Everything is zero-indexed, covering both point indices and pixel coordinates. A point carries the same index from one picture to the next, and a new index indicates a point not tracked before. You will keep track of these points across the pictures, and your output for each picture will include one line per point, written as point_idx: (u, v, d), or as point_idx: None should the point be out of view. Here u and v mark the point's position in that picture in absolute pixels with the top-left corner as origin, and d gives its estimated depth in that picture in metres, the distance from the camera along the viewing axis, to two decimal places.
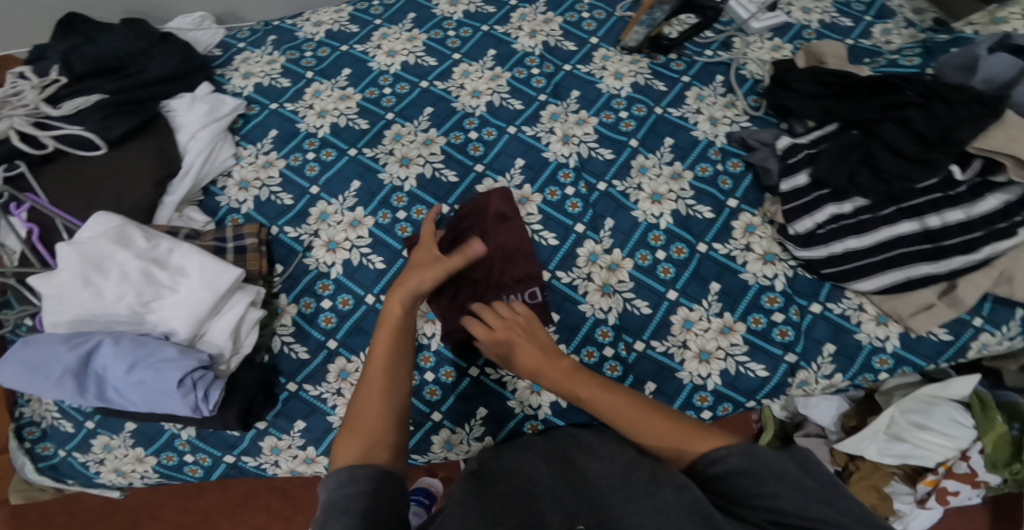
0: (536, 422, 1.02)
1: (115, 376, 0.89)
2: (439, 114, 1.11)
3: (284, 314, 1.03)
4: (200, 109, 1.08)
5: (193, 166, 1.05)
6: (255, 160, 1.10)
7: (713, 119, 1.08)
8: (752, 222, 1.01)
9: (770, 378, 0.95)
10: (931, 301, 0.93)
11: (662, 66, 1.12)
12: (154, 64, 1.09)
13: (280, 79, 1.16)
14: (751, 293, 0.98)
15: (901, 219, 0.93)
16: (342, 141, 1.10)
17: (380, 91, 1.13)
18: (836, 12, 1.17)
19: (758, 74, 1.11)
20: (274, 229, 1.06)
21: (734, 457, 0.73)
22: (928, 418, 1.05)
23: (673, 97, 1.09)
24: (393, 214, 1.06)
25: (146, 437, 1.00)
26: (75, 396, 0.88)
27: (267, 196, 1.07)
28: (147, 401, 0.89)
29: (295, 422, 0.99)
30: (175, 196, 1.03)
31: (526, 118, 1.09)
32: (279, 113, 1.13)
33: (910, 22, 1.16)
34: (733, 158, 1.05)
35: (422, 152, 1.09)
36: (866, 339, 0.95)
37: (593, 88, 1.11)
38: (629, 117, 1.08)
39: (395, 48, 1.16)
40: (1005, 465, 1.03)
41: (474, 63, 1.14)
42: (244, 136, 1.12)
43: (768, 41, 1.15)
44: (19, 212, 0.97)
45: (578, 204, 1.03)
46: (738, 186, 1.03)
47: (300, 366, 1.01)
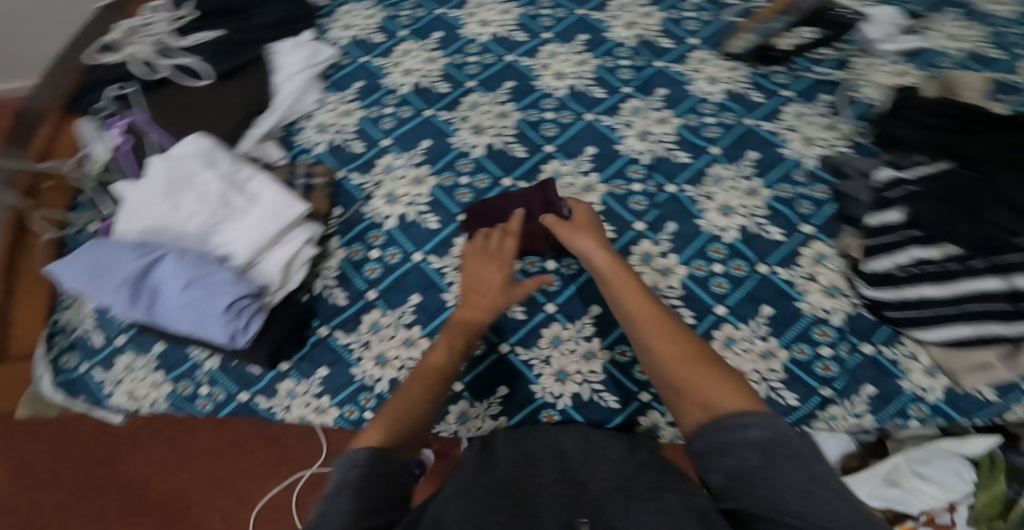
0: (553, 411, 1.06)
1: (169, 292, 0.88)
2: (520, 89, 1.11)
3: (332, 257, 1.04)
4: (300, 54, 1.11)
5: (282, 105, 1.08)
6: (337, 107, 1.11)
7: (808, 139, 1.04)
8: (823, 252, 0.98)
9: (800, 408, 0.93)
10: (990, 361, 0.88)
11: (766, 78, 1.09)
12: (265, 9, 1.13)
13: (374, 35, 1.17)
14: (803, 323, 0.95)
15: (988, 275, 0.87)
16: (421, 101, 1.10)
17: (465, 58, 1.13)
18: (989, 43, 1.10)
19: (874, 98, 1.06)
20: (340, 173, 1.07)
21: (755, 430, 0.71)
22: (929, 468, 1.04)
23: (767, 110, 1.07)
24: (456, 178, 1.06)
25: (169, 362, 1.00)
26: (126, 305, 0.88)
27: (341, 141, 1.09)
28: (191, 322, 0.88)
29: (318, 368, 0.99)
30: (260, 128, 1.05)
31: (606, 107, 1.08)
32: (367, 68, 1.14)
33: None
34: (820, 184, 1.02)
35: (496, 124, 1.09)
36: (908, 386, 0.92)
37: (682, 88, 1.09)
38: (716, 124, 1.06)
39: (488, 20, 1.17)
40: (987, 521, 1.05)
41: (563, 45, 1.13)
42: (333, 82, 1.14)
43: (893, 65, 1.09)
44: (117, 125, 1.03)
45: (642, 201, 1.03)
46: (817, 213, 1.00)
47: (336, 311, 1.01)
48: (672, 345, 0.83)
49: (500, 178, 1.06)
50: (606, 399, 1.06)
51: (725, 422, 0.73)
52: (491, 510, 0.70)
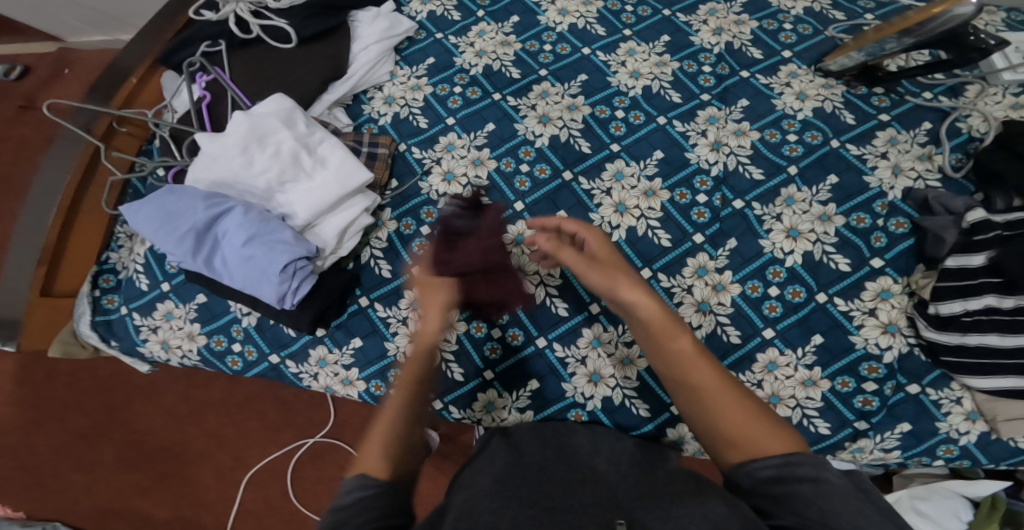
0: (581, 411, 1.04)
1: (231, 245, 0.90)
2: (592, 84, 1.08)
3: (383, 228, 1.01)
4: (379, 24, 1.10)
5: (357, 73, 1.07)
6: (407, 82, 1.09)
7: (897, 168, 1.00)
8: (889, 288, 0.96)
9: (830, 436, 0.93)
10: None
11: (862, 100, 1.05)
12: None
13: (453, 12, 1.14)
14: (853, 356, 0.95)
15: None
16: (490, 84, 1.08)
17: (540, 46, 1.11)
18: None
19: (978, 130, 1.01)
20: (401, 146, 1.05)
21: (804, 467, 0.69)
22: (928, 505, 1.05)
23: (860, 134, 1.03)
24: (516, 165, 1.04)
25: (208, 315, 0.98)
26: (188, 253, 0.89)
27: (406, 115, 1.07)
28: (244, 278, 0.89)
29: (353, 338, 0.97)
30: (333, 95, 1.06)
31: (680, 113, 1.06)
32: (441, 44, 1.12)
33: None
34: (900, 217, 0.99)
35: (564, 115, 1.06)
36: (945, 428, 0.92)
37: (767, 102, 1.05)
38: (798, 143, 1.03)
39: (568, 8, 1.14)
40: None
41: (643, 44, 1.11)
42: (404, 57, 1.12)
43: (1007, 97, 1.03)
44: (201, 80, 1.03)
45: (705, 214, 1.02)
46: (891, 247, 0.97)
47: (379, 283, 0.99)
48: (710, 382, 0.76)
49: (562, 171, 1.04)
50: (637, 407, 1.03)
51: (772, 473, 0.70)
52: (534, 503, 0.70)
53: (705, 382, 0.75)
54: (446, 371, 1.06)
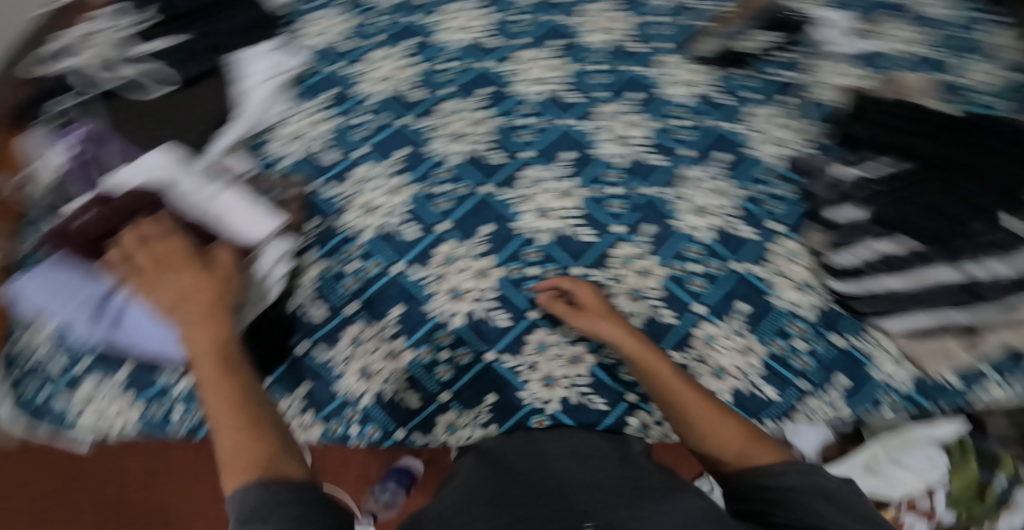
0: (542, 416, 1.01)
1: (135, 313, 0.91)
2: (499, 95, 1.13)
3: (309, 269, 1.03)
4: (265, 63, 1.14)
5: (253, 112, 1.10)
6: (311, 114, 1.13)
7: (779, 142, 1.08)
8: (794, 249, 1.01)
9: (779, 401, 0.96)
10: (949, 347, 0.93)
11: (732, 80, 1.13)
12: (232, 11, 1.17)
13: (345, 43, 1.19)
14: (775, 317, 0.99)
15: (941, 264, 0.88)
16: (398, 110, 1.12)
17: (441, 65, 1.16)
18: (940, 46, 1.14)
19: (833, 102, 1.09)
20: (311, 186, 1.07)
21: (789, 473, 0.66)
22: (905, 454, 0.96)
23: (736, 112, 1.10)
24: (433, 187, 1.07)
25: (140, 383, 0.96)
26: (89, 323, 0.92)
27: (314, 150, 1.10)
28: (159, 342, 0.91)
29: (300, 384, 0.99)
30: (231, 136, 1.06)
31: (582, 112, 1.11)
32: (335, 77, 1.16)
33: (1012, 63, 1.10)
34: (790, 184, 1.05)
35: (477, 131, 1.10)
36: (880, 376, 0.95)
37: (655, 93, 1.13)
38: (692, 128, 1.10)
39: (469, 25, 1.20)
40: (965, 504, 0.98)
41: (542, 50, 1.16)
42: (307, 87, 1.16)
43: (847, 69, 1.12)
44: (67, 135, 1.03)
45: (623, 205, 1.06)
46: (787, 212, 1.03)
47: (317, 326, 1.01)
48: (688, 397, 0.82)
49: (479, 186, 1.07)
50: (596, 402, 1.02)
51: (755, 474, 0.68)
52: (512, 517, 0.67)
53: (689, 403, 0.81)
54: (399, 401, 1.00)
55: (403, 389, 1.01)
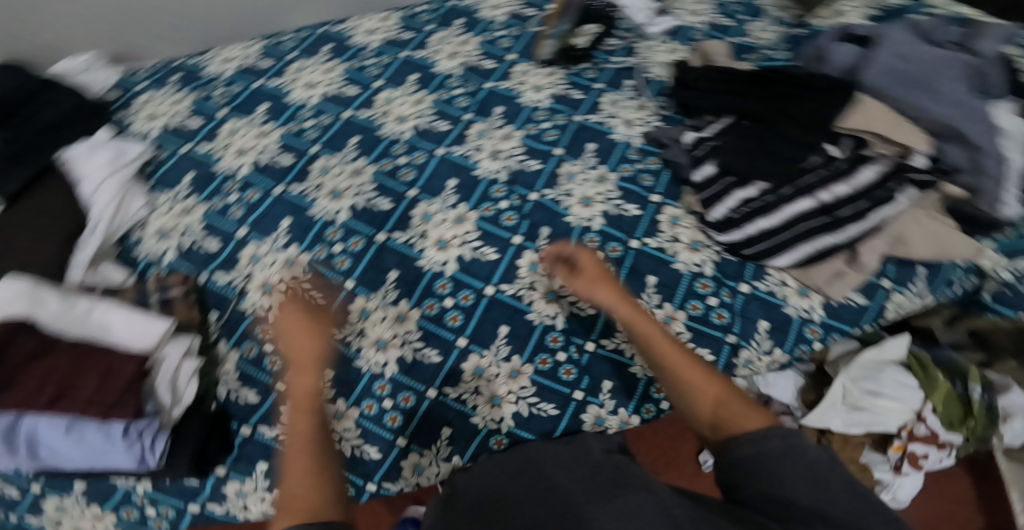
0: (500, 436, 1.02)
1: (50, 436, 0.87)
2: (367, 142, 1.15)
3: (225, 361, 1.02)
4: (102, 156, 1.10)
5: (102, 220, 1.05)
6: (172, 208, 1.12)
7: (628, 121, 1.15)
8: (676, 214, 1.07)
9: (717, 360, 0.99)
10: (840, 269, 0.99)
11: (580, 76, 1.19)
12: (44, 110, 1.12)
13: (189, 119, 1.21)
14: (684, 281, 1.03)
15: (798, 197, 0.98)
16: (268, 180, 1.13)
17: (301, 125, 1.18)
18: (719, 14, 1.28)
19: (664, 76, 1.19)
20: (203, 277, 1.07)
21: (773, 439, 0.72)
22: (877, 384, 1.16)
23: (590, 104, 1.16)
24: (329, 248, 1.08)
25: (100, 493, 0.97)
26: (7, 457, 0.87)
27: (189, 244, 1.09)
28: (88, 456, 0.88)
29: (257, 464, 0.97)
30: (87, 251, 1.02)
31: (453, 138, 1.14)
32: (191, 156, 1.16)
33: (780, 20, 1.26)
34: (651, 156, 1.11)
35: (352, 184, 1.12)
36: (794, 311, 1.01)
37: (514, 102, 1.17)
38: (552, 127, 1.14)
39: (314, 81, 1.22)
40: (960, 422, 1.17)
41: (396, 89, 1.20)
42: (158, 179, 1.15)
43: (665, 44, 1.23)
44: None
45: (513, 216, 1.09)
46: (659, 183, 1.09)
47: (252, 409, 1.00)
48: (681, 363, 0.85)
49: (374, 235, 1.09)
50: (545, 409, 1.03)
51: (741, 441, 0.73)
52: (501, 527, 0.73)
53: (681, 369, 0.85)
54: (361, 456, 1.01)
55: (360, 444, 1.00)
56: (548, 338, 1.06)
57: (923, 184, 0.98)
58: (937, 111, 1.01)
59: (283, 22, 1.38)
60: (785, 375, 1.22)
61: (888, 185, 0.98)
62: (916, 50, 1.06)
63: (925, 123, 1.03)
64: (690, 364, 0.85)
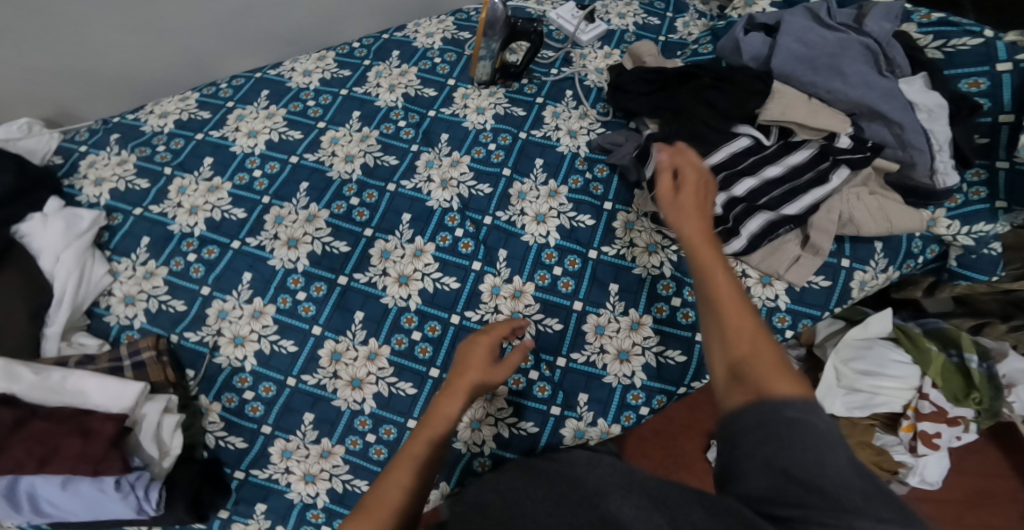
0: (484, 458, 1.02)
1: (48, 492, 0.87)
2: (316, 187, 1.14)
3: (209, 412, 1.01)
4: (55, 227, 1.03)
5: (66, 293, 1.00)
6: (134, 273, 1.08)
7: (572, 132, 1.16)
8: (629, 219, 1.10)
9: (689, 360, 1.04)
10: (796, 254, 0.98)
11: (518, 92, 1.20)
12: None
13: (137, 180, 1.14)
14: (647, 284, 1.06)
15: (743, 186, 0.99)
16: (223, 236, 1.10)
17: (249, 175, 1.15)
18: (644, 13, 1.28)
19: (600, 82, 1.20)
20: (174, 337, 1.04)
21: (792, 408, 0.68)
22: (867, 363, 1.16)
23: (533, 119, 1.17)
24: (293, 297, 1.06)
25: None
26: (11, 514, 0.86)
27: (158, 306, 1.06)
28: (87, 507, 0.87)
29: (255, 505, 0.97)
30: (55, 325, 0.99)
31: (402, 172, 1.15)
32: (146, 218, 1.11)
33: (700, 13, 1.29)
34: (598, 163, 1.13)
35: (308, 230, 1.10)
36: (759, 302, 0.98)
37: (460, 127, 1.18)
38: (498, 148, 1.15)
39: (255, 128, 1.19)
40: (965, 395, 1.12)
41: (340, 128, 1.19)
42: (115, 248, 1.10)
43: (600, 50, 1.24)
44: None
45: (469, 243, 1.09)
46: (608, 190, 1.12)
47: (241, 454, 0.99)
48: (730, 295, 0.79)
49: (335, 279, 1.07)
50: (525, 427, 1.02)
51: (770, 400, 0.69)
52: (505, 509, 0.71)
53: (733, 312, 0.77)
54: (354, 490, 0.98)
55: (348, 478, 0.98)
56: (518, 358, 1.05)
57: (855, 163, 0.96)
58: (847, 93, 0.98)
59: (218, 73, 1.30)
60: None
61: (821, 165, 0.98)
62: (813, 33, 1.01)
63: (842, 104, 1.00)
64: (738, 300, 0.78)
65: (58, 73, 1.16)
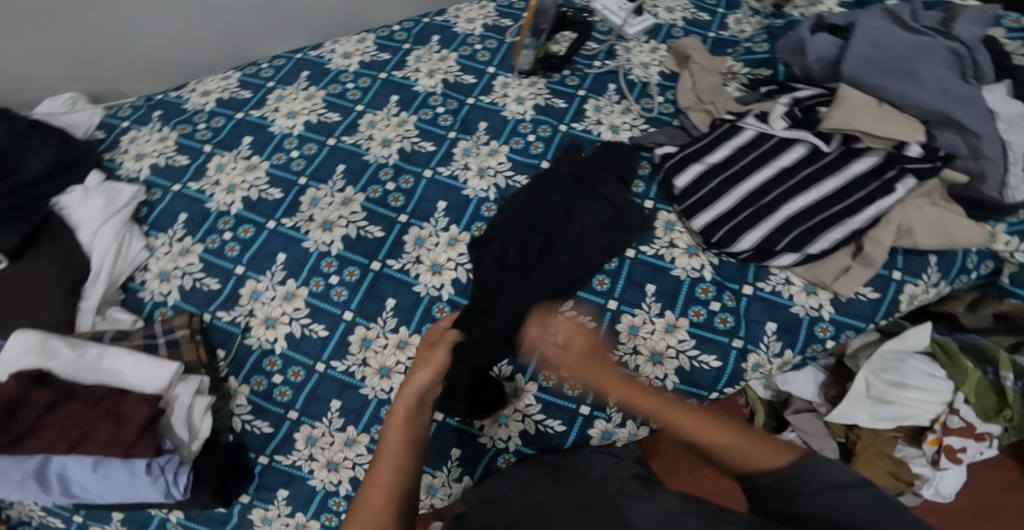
0: (508, 454, 1.01)
1: (79, 474, 0.86)
2: (353, 169, 1.12)
3: (237, 395, 1.00)
4: (95, 202, 1.03)
5: (103, 266, 1.00)
6: (170, 249, 1.07)
7: (614, 127, 1.13)
8: (671, 219, 1.05)
9: (723, 367, 0.97)
10: (846, 264, 0.96)
11: (560, 84, 1.18)
12: (29, 158, 1.02)
13: (177, 156, 1.14)
14: (685, 286, 1.00)
15: (794, 196, 0.97)
16: (259, 215, 1.09)
17: (287, 155, 1.13)
18: (694, 8, 1.25)
19: (645, 77, 1.18)
20: (206, 316, 1.03)
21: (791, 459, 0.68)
22: (900, 375, 1.12)
23: (574, 112, 1.15)
24: (326, 280, 1.05)
25: (138, 521, 0.97)
26: (40, 496, 0.86)
27: (192, 284, 1.05)
28: (117, 491, 0.87)
29: (277, 491, 0.96)
30: (91, 299, 0.98)
31: (440, 158, 1.13)
32: (184, 195, 1.10)
33: (755, 10, 1.25)
34: (641, 161, 1.10)
35: (343, 213, 1.09)
36: (802, 311, 0.97)
37: (498, 116, 1.16)
38: (537, 140, 1.13)
39: (295, 109, 1.17)
40: (997, 413, 1.09)
41: (378, 112, 1.17)
42: (152, 223, 1.09)
43: (645, 44, 1.22)
44: None
45: None
46: (650, 188, 1.07)
47: (267, 440, 0.98)
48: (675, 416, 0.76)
49: (368, 265, 1.06)
50: (552, 425, 1.01)
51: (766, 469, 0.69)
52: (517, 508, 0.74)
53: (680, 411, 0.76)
54: None
55: None
56: None
57: (923, 174, 0.94)
58: (922, 99, 0.95)
59: (259, 52, 1.29)
60: (803, 371, 1.19)
61: (884, 175, 0.95)
62: (890, 36, 0.99)
63: (913, 111, 0.97)
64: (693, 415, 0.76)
65: (106, 54, 1.16)
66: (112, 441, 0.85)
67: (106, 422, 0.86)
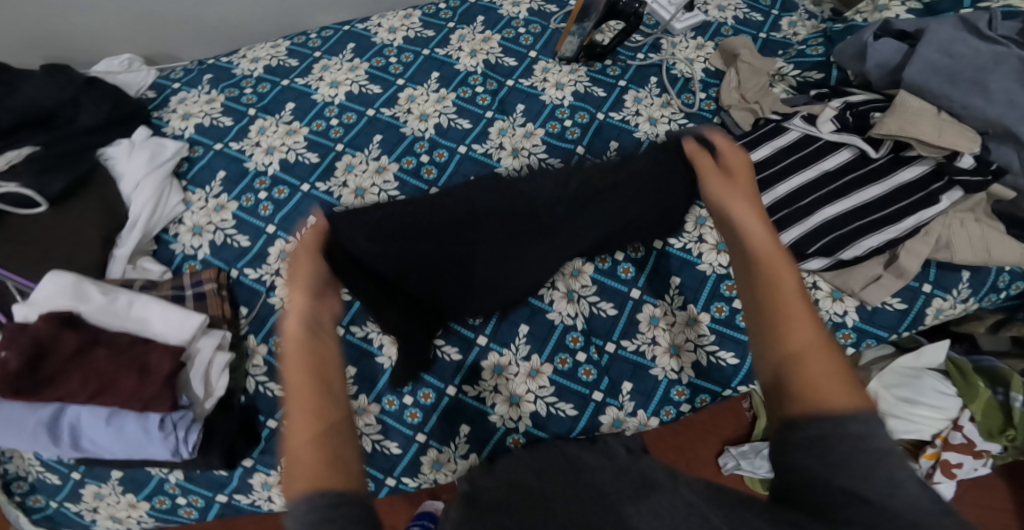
0: (517, 435, 1.01)
1: (92, 427, 0.87)
2: (389, 140, 1.13)
3: (254, 355, 1.00)
4: (140, 157, 1.04)
5: (141, 216, 1.01)
6: (206, 205, 1.07)
7: (652, 119, 1.14)
8: (701, 214, 1.09)
9: (741, 363, 1.03)
10: (877, 273, 0.97)
11: (601, 73, 1.19)
12: (83, 113, 1.04)
13: (222, 118, 1.14)
14: (710, 282, 1.05)
15: (832, 200, 0.99)
16: (294, 177, 1.09)
17: (326, 122, 1.14)
18: (747, 8, 1.26)
19: (687, 72, 1.18)
20: (234, 273, 1.04)
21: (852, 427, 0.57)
22: (915, 392, 1.13)
23: (613, 102, 1.16)
24: None
25: (136, 483, 0.98)
26: (50, 446, 0.86)
27: (223, 240, 1.05)
28: (126, 447, 0.87)
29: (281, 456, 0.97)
30: (125, 248, 0.99)
31: (475, 136, 1.13)
32: (225, 153, 1.11)
33: (811, 13, 1.27)
34: None
35: (376, 182, 1.09)
36: (825, 316, 0.98)
37: (536, 100, 1.16)
38: (574, 126, 1.14)
39: (338, 79, 1.17)
40: (1000, 432, 1.09)
41: (419, 88, 1.17)
42: (191, 180, 1.09)
43: (692, 40, 1.23)
44: None
45: None
46: None
47: (278, 403, 0.99)
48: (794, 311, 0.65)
49: None
50: (564, 409, 1.02)
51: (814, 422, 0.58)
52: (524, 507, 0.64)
53: (798, 319, 0.64)
54: (381, 450, 0.99)
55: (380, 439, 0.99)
56: (569, 337, 1.04)
57: (972, 187, 0.95)
58: (986, 111, 0.95)
59: (308, 22, 1.30)
60: None
61: (931, 186, 0.97)
62: (964, 45, 0.98)
63: (975, 121, 0.97)
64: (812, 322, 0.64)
65: (166, 16, 1.17)
66: (134, 392, 0.86)
67: (128, 372, 0.87)
